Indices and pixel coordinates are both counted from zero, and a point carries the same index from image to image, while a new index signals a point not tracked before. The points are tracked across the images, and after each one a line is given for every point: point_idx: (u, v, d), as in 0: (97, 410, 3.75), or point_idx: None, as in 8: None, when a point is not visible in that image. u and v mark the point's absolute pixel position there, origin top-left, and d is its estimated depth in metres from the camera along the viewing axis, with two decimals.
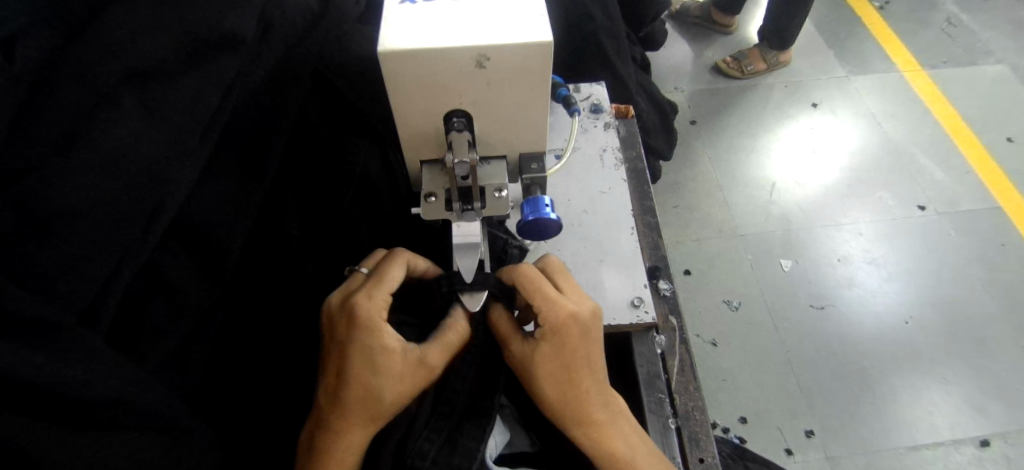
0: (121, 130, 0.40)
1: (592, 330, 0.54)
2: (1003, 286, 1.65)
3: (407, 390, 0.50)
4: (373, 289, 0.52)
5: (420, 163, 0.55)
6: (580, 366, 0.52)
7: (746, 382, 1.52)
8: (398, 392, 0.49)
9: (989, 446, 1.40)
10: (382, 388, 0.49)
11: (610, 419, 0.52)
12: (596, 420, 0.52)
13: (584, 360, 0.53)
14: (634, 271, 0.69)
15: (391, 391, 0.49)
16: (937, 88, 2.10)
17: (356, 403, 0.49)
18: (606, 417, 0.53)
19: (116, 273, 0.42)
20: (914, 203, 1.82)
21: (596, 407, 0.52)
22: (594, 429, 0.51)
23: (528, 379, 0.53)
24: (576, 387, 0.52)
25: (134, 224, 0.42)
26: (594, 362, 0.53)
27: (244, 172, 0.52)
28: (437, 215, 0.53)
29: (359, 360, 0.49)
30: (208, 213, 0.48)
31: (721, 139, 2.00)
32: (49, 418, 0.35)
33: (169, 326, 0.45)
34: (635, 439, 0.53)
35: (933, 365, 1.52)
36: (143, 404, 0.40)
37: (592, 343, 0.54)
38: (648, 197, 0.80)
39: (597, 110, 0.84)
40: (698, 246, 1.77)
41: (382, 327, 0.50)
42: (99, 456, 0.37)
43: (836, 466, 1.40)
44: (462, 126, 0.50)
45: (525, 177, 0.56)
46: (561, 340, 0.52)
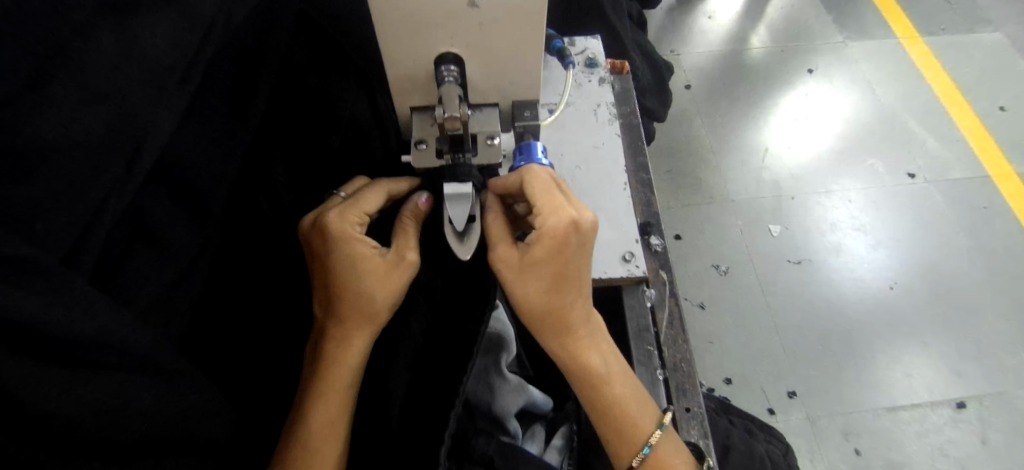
0: (98, 63, 0.39)
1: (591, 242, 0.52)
2: (986, 254, 1.67)
3: (393, 287, 0.52)
4: (344, 210, 0.52)
5: (410, 111, 0.54)
6: (571, 276, 0.52)
7: (732, 344, 1.55)
8: (390, 297, 0.52)
9: (964, 408, 1.45)
10: (372, 294, 0.51)
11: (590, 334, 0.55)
12: (577, 332, 0.55)
13: (575, 271, 0.52)
14: (626, 227, 0.69)
15: (378, 291, 0.51)
16: (934, 55, 2.09)
17: (348, 309, 0.51)
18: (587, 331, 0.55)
19: (98, 214, 0.40)
20: (904, 172, 1.82)
21: (579, 321, 0.54)
22: (571, 340, 0.55)
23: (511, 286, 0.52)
24: (559, 298, 0.52)
25: (114, 162, 0.41)
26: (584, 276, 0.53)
27: (229, 114, 0.50)
28: (428, 164, 0.52)
29: (345, 271, 0.51)
30: (192, 157, 0.47)
31: (716, 104, 1.99)
32: (31, 354, 0.34)
33: (154, 270, 0.44)
34: (596, 351, 0.56)
35: (914, 330, 1.56)
36: (127, 345, 0.39)
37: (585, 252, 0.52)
38: (642, 153, 0.79)
39: (592, 63, 0.82)
40: (689, 211, 1.77)
41: (359, 241, 0.51)
42: (87, 396, 0.36)
43: (815, 425, 1.44)
44: (452, 77, 0.48)
45: (519, 125, 0.54)
46: (558, 251, 0.50)
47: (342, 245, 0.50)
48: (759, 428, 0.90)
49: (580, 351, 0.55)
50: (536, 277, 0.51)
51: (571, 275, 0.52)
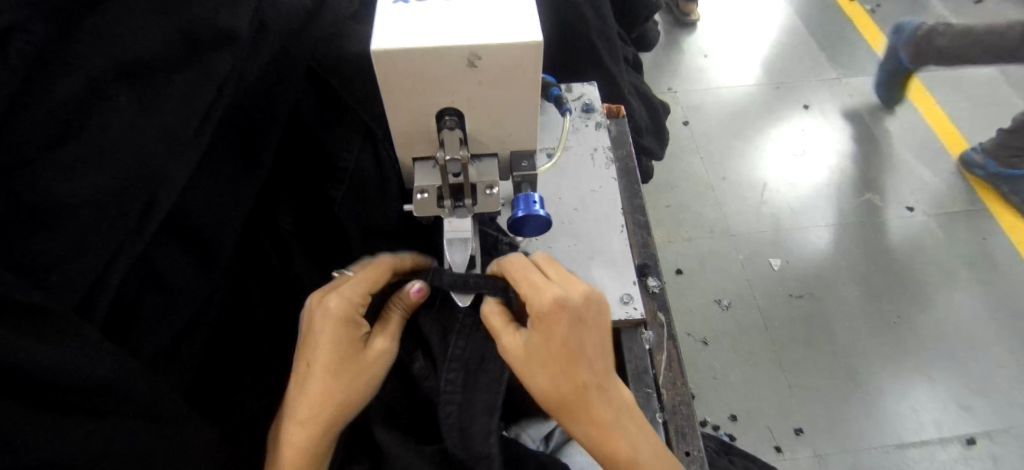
0: (115, 124, 0.41)
1: (584, 316, 0.52)
2: (988, 286, 1.67)
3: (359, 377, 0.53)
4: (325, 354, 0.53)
5: (413, 161, 0.56)
6: (575, 356, 0.52)
7: (736, 380, 1.54)
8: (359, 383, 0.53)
9: (974, 444, 1.43)
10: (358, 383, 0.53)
11: (615, 416, 0.52)
12: (602, 417, 0.52)
13: (579, 351, 0.52)
14: (622, 269, 0.70)
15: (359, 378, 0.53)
16: (927, 91, 2.13)
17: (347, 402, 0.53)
18: (610, 412, 0.52)
19: (110, 266, 0.42)
20: (903, 205, 1.84)
21: (598, 404, 0.52)
22: (592, 423, 0.52)
23: (528, 379, 0.53)
24: (575, 382, 0.52)
25: (128, 216, 0.43)
26: (589, 349, 0.52)
27: (239, 167, 0.52)
28: (428, 210, 0.54)
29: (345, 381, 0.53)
30: (202, 207, 0.49)
31: (714, 140, 2.02)
32: (36, 401, 0.36)
33: (161, 322, 0.45)
34: (614, 418, 0.52)
35: (919, 363, 1.55)
36: (127, 392, 0.41)
37: (585, 325, 0.53)
38: (639, 195, 0.81)
39: (589, 109, 0.85)
40: (690, 245, 1.79)
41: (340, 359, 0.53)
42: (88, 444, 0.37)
43: (824, 463, 1.42)
44: (454, 124, 0.51)
45: (516, 175, 0.57)
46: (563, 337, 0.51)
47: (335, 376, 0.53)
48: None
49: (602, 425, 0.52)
50: (541, 372, 0.52)
51: (579, 355, 0.52)
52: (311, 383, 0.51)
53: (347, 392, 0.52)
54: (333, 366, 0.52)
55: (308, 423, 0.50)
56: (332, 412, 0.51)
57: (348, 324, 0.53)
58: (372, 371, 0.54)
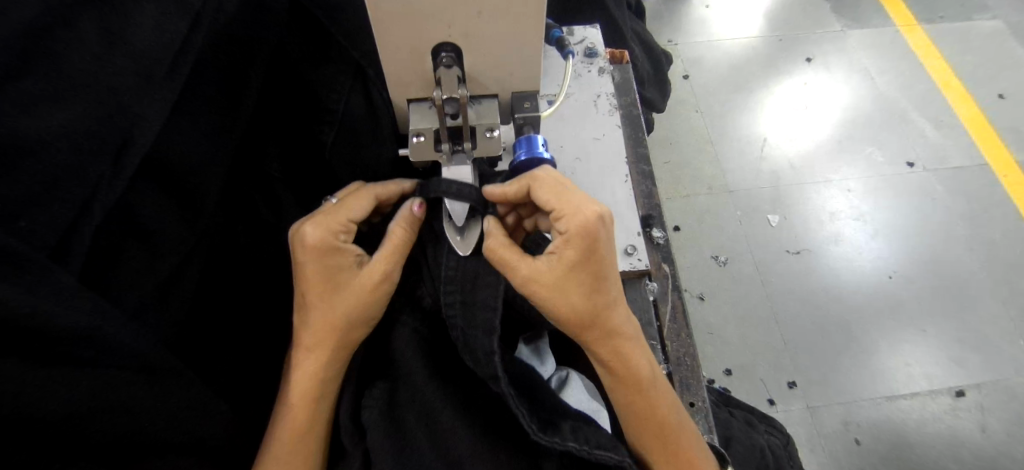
0: (79, 53, 0.38)
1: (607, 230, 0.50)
2: (985, 241, 1.67)
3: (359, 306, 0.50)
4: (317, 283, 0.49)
5: (407, 102, 0.52)
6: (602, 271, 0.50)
7: (731, 335, 1.55)
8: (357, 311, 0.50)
9: (963, 396, 1.45)
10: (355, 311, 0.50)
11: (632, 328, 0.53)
12: (622, 330, 0.52)
13: (604, 266, 0.50)
14: (626, 220, 0.67)
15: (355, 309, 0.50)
16: (933, 43, 2.07)
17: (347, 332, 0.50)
18: (627, 325, 0.53)
19: (86, 210, 0.39)
20: (903, 160, 1.81)
21: (619, 316, 0.52)
22: (616, 339, 0.52)
23: (554, 301, 0.49)
24: (603, 298, 0.50)
25: (101, 156, 0.39)
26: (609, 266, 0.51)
27: (223, 108, 0.49)
28: (425, 154, 0.51)
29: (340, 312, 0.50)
30: (181, 152, 0.45)
31: (714, 94, 1.97)
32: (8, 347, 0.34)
33: (144, 269, 0.43)
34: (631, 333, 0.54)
35: (913, 318, 1.56)
36: (112, 342, 0.38)
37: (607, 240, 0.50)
38: (643, 145, 0.77)
39: (592, 53, 0.80)
40: (689, 202, 1.77)
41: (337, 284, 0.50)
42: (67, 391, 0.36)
43: (816, 414, 1.45)
44: (450, 62, 0.47)
45: (519, 117, 0.53)
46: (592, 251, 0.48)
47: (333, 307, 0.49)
48: (759, 420, 0.90)
49: (628, 351, 0.53)
50: (574, 288, 0.49)
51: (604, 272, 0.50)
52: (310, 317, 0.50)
53: (350, 317, 0.50)
54: (325, 294, 0.49)
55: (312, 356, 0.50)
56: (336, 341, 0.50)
57: (330, 254, 0.49)
58: (368, 296, 0.50)
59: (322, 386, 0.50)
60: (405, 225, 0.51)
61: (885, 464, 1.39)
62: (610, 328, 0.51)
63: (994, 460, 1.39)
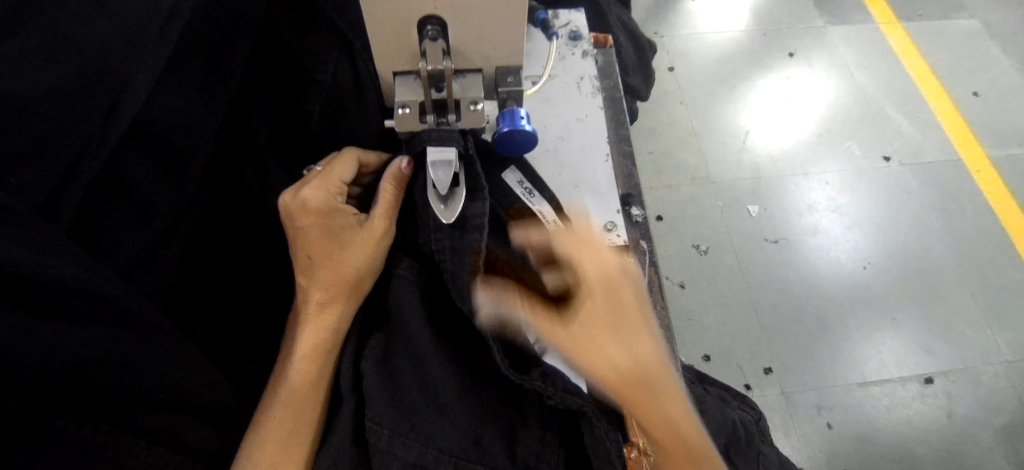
0: (65, 17, 0.39)
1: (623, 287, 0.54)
2: (956, 234, 1.73)
3: (363, 254, 0.53)
4: (317, 239, 0.53)
5: (393, 75, 0.54)
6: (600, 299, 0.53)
7: (710, 322, 1.59)
8: (360, 257, 0.53)
9: (931, 383, 1.51)
10: (357, 260, 0.53)
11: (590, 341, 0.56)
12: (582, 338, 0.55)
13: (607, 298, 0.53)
14: (606, 197, 0.70)
15: (357, 257, 0.53)
16: (911, 41, 2.12)
17: (354, 282, 0.53)
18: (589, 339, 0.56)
19: (75, 168, 0.40)
20: (880, 154, 1.86)
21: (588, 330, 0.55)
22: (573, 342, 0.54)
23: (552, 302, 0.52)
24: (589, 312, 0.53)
25: (91, 115, 0.40)
26: None
27: (210, 75, 0.49)
28: (411, 126, 0.52)
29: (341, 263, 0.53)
30: (171, 115, 0.46)
31: (699, 87, 2.00)
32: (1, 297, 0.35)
33: (134, 229, 0.44)
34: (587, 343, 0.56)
35: (886, 307, 1.61)
36: (102, 294, 0.39)
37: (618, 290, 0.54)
38: (624, 127, 0.79)
39: (576, 36, 0.82)
40: (672, 192, 1.80)
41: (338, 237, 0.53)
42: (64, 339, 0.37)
43: (790, 399, 1.49)
44: (435, 35, 0.49)
45: (501, 91, 0.54)
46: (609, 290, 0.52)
47: (338, 258, 0.52)
48: (733, 397, 0.93)
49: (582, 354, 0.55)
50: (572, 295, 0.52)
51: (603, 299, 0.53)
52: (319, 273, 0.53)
53: (355, 267, 0.53)
54: (327, 249, 0.53)
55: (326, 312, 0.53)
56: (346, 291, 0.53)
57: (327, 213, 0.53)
58: (369, 244, 0.53)
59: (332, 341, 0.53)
60: (394, 182, 0.54)
61: (856, 446, 1.44)
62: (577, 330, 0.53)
63: (959, 443, 1.45)
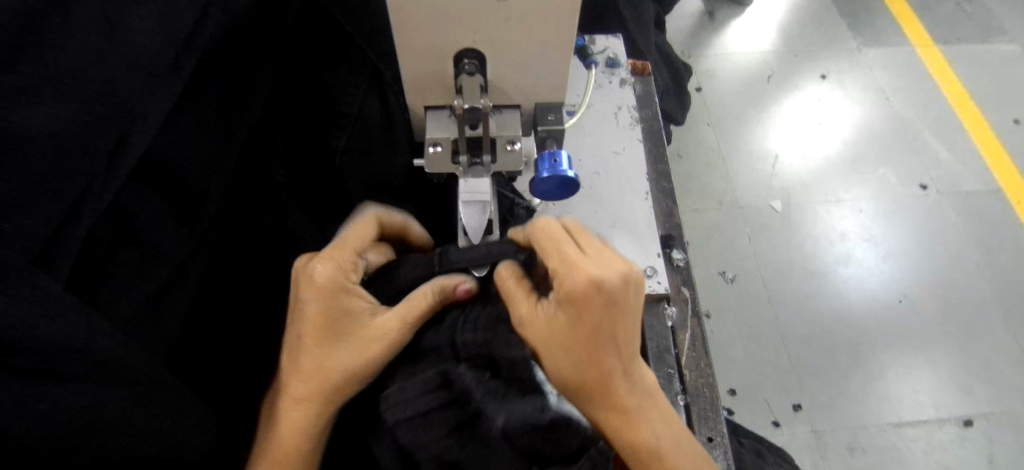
0: (77, 43, 0.34)
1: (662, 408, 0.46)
2: (996, 268, 1.64)
3: (364, 360, 0.45)
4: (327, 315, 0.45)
5: (424, 109, 0.49)
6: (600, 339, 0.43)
7: (737, 354, 1.52)
8: (343, 361, 0.45)
9: (971, 426, 1.42)
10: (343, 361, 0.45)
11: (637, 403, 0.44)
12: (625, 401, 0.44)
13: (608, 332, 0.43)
14: (646, 240, 0.65)
15: (345, 359, 0.45)
16: (948, 65, 2.04)
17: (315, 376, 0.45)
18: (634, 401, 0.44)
19: (78, 211, 0.36)
20: (916, 182, 1.78)
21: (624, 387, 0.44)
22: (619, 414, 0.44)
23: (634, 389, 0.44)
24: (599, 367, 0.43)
25: (97, 154, 0.36)
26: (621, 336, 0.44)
27: (226, 108, 0.46)
28: (441, 167, 0.48)
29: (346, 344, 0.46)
30: (182, 151, 0.43)
31: (727, 108, 1.94)
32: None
33: (140, 276, 0.40)
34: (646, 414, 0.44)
35: (922, 343, 1.53)
36: (97, 354, 0.35)
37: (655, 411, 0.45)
38: (664, 160, 0.74)
39: (614, 64, 0.78)
40: (697, 216, 1.74)
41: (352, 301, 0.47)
42: (42, 407, 0.32)
43: (821, 439, 1.41)
44: (473, 69, 0.44)
45: (540, 129, 0.50)
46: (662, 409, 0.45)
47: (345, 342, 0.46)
48: (768, 449, 0.87)
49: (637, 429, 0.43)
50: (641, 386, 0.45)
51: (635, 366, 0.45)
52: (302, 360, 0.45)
53: (337, 369, 0.45)
54: (322, 339, 0.45)
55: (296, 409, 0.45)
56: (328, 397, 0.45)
57: (339, 293, 0.46)
58: (375, 345, 0.46)
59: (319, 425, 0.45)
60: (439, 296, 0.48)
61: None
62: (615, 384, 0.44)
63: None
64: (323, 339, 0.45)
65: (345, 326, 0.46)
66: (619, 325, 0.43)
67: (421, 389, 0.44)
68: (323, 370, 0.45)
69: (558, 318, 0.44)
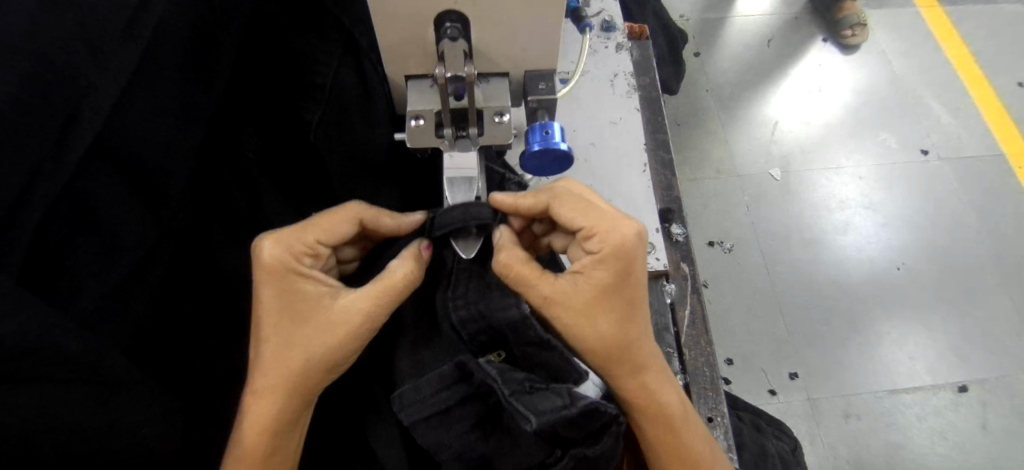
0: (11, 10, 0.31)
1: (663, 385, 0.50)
2: (995, 234, 1.62)
3: (334, 348, 0.43)
4: (285, 296, 0.43)
5: (405, 79, 0.46)
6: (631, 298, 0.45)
7: (734, 323, 1.51)
8: (309, 349, 0.42)
9: (966, 391, 1.42)
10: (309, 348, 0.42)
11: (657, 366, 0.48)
12: (646, 363, 0.47)
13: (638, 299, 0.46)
14: (643, 214, 0.62)
15: (315, 348, 0.42)
16: (953, 25, 1.98)
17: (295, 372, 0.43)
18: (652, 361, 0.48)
19: (26, 196, 0.33)
20: (917, 148, 1.75)
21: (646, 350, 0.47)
22: (644, 376, 0.47)
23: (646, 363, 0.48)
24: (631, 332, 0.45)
25: (46, 132, 0.33)
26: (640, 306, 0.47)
27: (191, 81, 0.42)
28: (425, 141, 0.44)
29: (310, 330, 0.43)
30: (141, 129, 0.39)
31: (726, 74, 1.89)
32: None
33: (100, 266, 0.37)
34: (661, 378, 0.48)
35: (919, 310, 1.52)
36: (59, 351, 0.33)
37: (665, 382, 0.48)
38: (662, 130, 0.71)
39: (609, 28, 0.73)
40: (694, 186, 1.70)
41: (308, 286, 0.44)
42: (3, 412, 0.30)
43: (816, 407, 1.42)
44: (456, 34, 0.40)
45: (531, 100, 0.46)
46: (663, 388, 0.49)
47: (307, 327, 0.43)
48: (766, 423, 0.86)
49: (657, 389, 0.47)
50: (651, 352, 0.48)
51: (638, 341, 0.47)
52: (264, 354, 0.43)
53: (303, 359, 0.42)
54: (281, 326, 0.43)
55: (265, 402, 0.42)
56: (297, 390, 0.43)
57: (290, 279, 0.43)
58: (342, 336, 0.43)
59: (289, 422, 0.43)
60: (406, 273, 0.44)
61: (886, 458, 1.36)
62: (638, 362, 0.46)
63: (995, 457, 1.36)
64: (281, 322, 0.43)
65: (304, 313, 0.43)
66: (632, 284, 0.45)
67: (438, 385, 0.43)
68: (286, 361, 0.42)
69: (593, 283, 0.44)
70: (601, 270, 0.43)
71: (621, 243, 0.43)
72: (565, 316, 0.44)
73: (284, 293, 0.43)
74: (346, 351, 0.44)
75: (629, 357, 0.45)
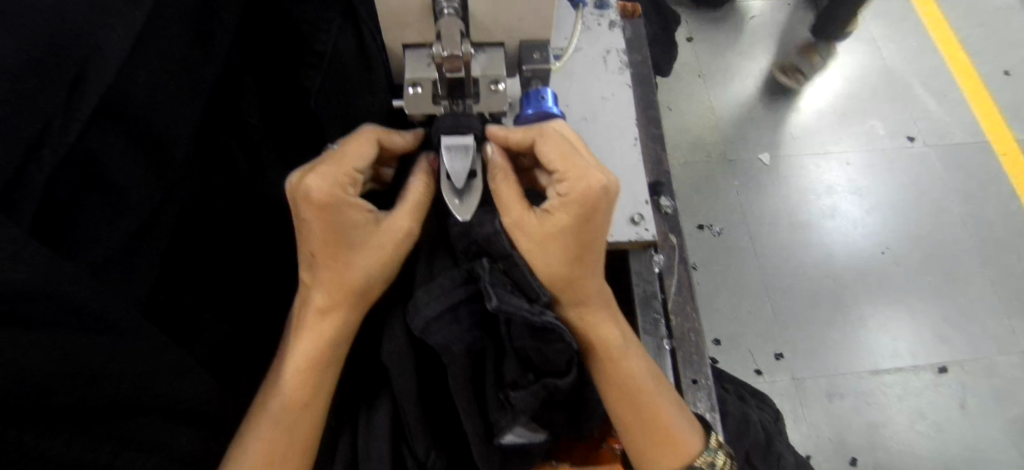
0: None
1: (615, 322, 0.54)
2: (978, 220, 1.65)
3: (382, 266, 0.46)
4: (332, 224, 0.43)
5: (403, 48, 0.47)
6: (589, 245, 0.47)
7: (722, 306, 1.54)
8: (365, 268, 0.45)
9: (945, 373, 1.47)
10: (362, 268, 0.45)
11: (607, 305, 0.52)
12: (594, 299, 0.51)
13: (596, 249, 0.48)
14: (634, 186, 0.64)
15: (364, 266, 0.45)
16: (943, 13, 2.00)
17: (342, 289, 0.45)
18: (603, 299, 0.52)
19: (32, 157, 0.34)
20: (904, 135, 1.78)
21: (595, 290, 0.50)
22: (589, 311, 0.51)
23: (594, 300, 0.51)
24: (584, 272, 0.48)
25: (53, 93, 0.34)
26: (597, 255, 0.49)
27: (191, 47, 0.43)
28: (423, 110, 0.46)
29: (359, 253, 0.45)
30: (145, 93, 0.40)
31: (719, 60, 1.90)
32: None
33: (108, 223, 0.39)
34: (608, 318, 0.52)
35: (902, 294, 1.56)
36: (64, 299, 0.34)
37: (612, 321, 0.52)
38: (654, 106, 0.72)
39: (603, 5, 0.74)
40: (686, 170, 1.73)
41: (351, 208, 0.44)
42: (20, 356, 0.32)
43: (800, 386, 1.46)
44: (451, 9, 0.42)
45: (526, 69, 0.48)
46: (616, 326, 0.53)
47: (364, 255, 0.45)
48: (750, 395, 0.90)
49: (602, 327, 0.51)
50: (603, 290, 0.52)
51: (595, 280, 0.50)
52: (321, 276, 0.46)
53: (360, 276, 0.45)
54: (337, 254, 0.44)
55: (327, 320, 0.46)
56: (353, 303, 0.46)
57: (337, 207, 0.43)
58: (384, 257, 0.45)
59: (343, 334, 0.47)
60: (426, 179, 0.47)
61: (866, 436, 1.41)
62: (582, 297, 0.50)
63: (970, 435, 1.41)
64: (336, 251, 0.44)
65: (358, 240, 0.44)
66: (593, 233, 0.46)
67: (451, 286, 0.44)
68: (348, 282, 0.45)
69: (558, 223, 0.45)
70: (564, 213, 0.44)
71: (585, 192, 0.44)
72: (527, 248, 0.45)
73: (333, 225, 0.43)
74: (389, 268, 0.46)
75: (577, 292, 0.49)
